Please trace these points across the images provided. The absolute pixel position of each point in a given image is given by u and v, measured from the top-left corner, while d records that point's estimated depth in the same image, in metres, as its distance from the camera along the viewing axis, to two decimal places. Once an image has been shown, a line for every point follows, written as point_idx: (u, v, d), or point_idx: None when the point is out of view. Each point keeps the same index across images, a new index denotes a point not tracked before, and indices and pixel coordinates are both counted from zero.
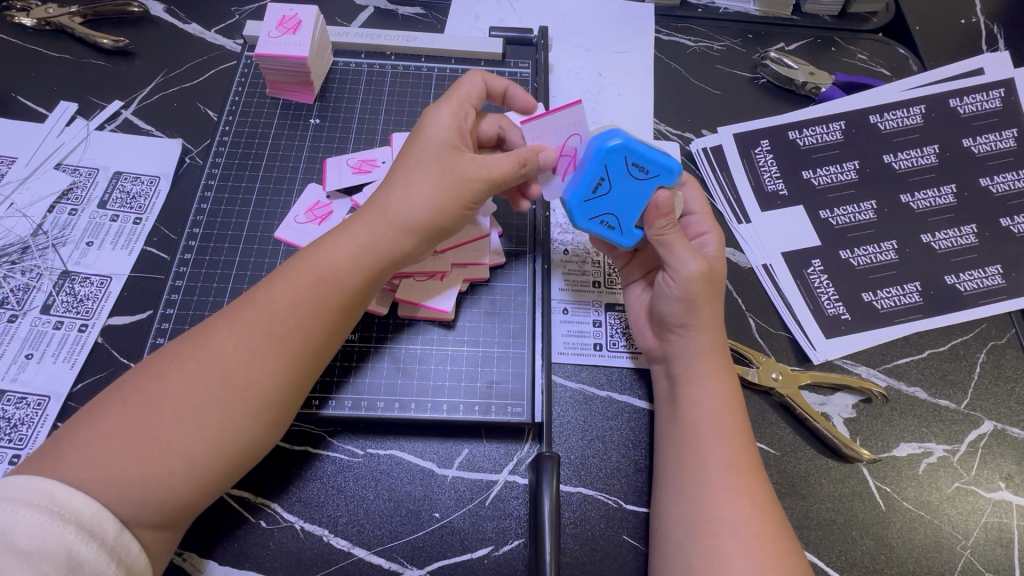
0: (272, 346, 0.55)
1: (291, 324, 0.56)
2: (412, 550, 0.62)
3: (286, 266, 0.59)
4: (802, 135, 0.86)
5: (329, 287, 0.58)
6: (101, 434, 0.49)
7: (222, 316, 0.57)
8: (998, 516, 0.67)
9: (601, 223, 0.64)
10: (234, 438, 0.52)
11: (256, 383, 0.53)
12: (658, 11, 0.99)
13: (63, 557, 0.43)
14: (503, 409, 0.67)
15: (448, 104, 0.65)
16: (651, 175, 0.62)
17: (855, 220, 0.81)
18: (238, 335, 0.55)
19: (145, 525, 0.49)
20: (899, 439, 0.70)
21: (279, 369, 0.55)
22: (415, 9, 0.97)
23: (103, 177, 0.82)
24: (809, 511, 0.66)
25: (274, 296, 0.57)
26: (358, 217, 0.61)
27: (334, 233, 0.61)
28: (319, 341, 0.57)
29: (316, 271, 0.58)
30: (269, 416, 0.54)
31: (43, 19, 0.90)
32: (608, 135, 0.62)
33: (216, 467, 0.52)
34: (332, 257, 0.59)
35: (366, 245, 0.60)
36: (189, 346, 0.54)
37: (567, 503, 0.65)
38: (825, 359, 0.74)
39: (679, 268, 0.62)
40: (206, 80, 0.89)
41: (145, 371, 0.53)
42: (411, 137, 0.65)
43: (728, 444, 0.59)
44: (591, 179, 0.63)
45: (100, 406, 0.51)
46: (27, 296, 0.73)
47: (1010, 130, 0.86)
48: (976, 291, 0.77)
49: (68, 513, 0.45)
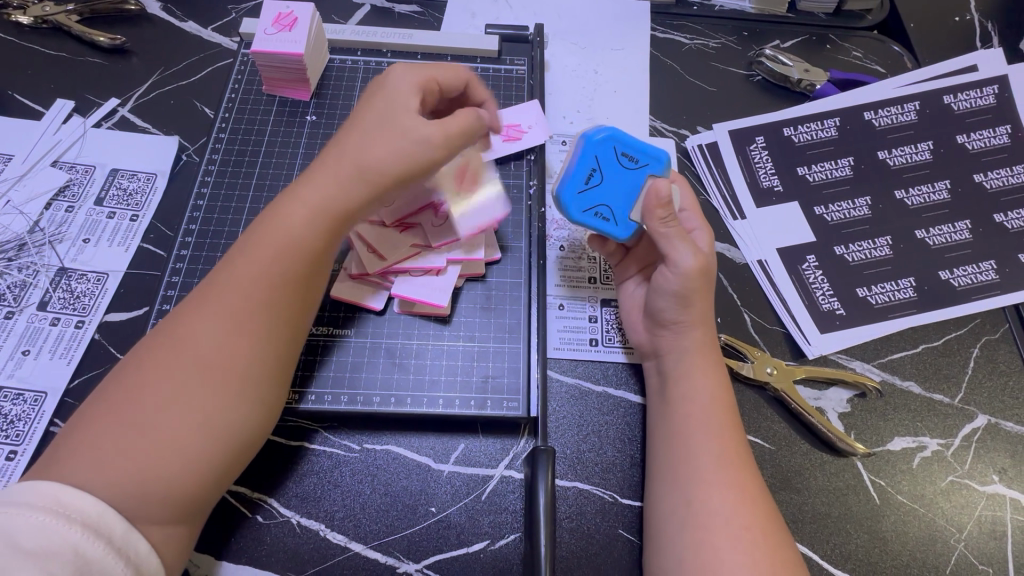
0: (247, 322, 0.55)
1: (263, 304, 0.56)
2: (409, 545, 0.62)
3: (245, 243, 0.59)
4: (797, 131, 0.87)
5: (300, 268, 0.58)
6: (94, 436, 0.49)
7: (193, 300, 0.57)
8: (992, 509, 0.67)
9: (595, 215, 0.68)
10: (225, 419, 0.52)
11: (235, 364, 0.54)
12: (654, 9, 0.99)
13: (71, 556, 0.43)
14: (498, 403, 0.67)
15: (408, 74, 0.65)
16: (641, 164, 0.68)
17: (849, 216, 0.82)
18: (209, 321, 0.54)
19: (154, 522, 0.49)
20: (894, 432, 0.70)
21: (253, 348, 0.55)
22: (412, 6, 0.97)
23: (100, 174, 0.82)
24: (804, 505, 0.66)
25: (239, 278, 0.56)
26: (309, 185, 0.61)
27: (288, 201, 0.60)
28: (291, 318, 0.58)
29: (278, 244, 0.58)
30: (256, 394, 0.55)
31: (40, 17, 0.90)
32: (595, 130, 0.67)
33: (211, 450, 0.52)
34: (294, 226, 0.59)
35: (328, 217, 0.60)
36: (162, 340, 0.54)
37: (563, 497, 0.65)
38: (819, 353, 0.74)
39: (678, 262, 0.64)
40: (203, 78, 0.89)
41: (125, 371, 0.53)
42: (364, 106, 0.65)
43: (719, 438, 0.60)
44: (583, 171, 0.67)
45: (89, 410, 0.51)
46: (23, 293, 0.73)
47: (1004, 126, 0.86)
48: (970, 286, 0.78)
49: (73, 512, 0.45)
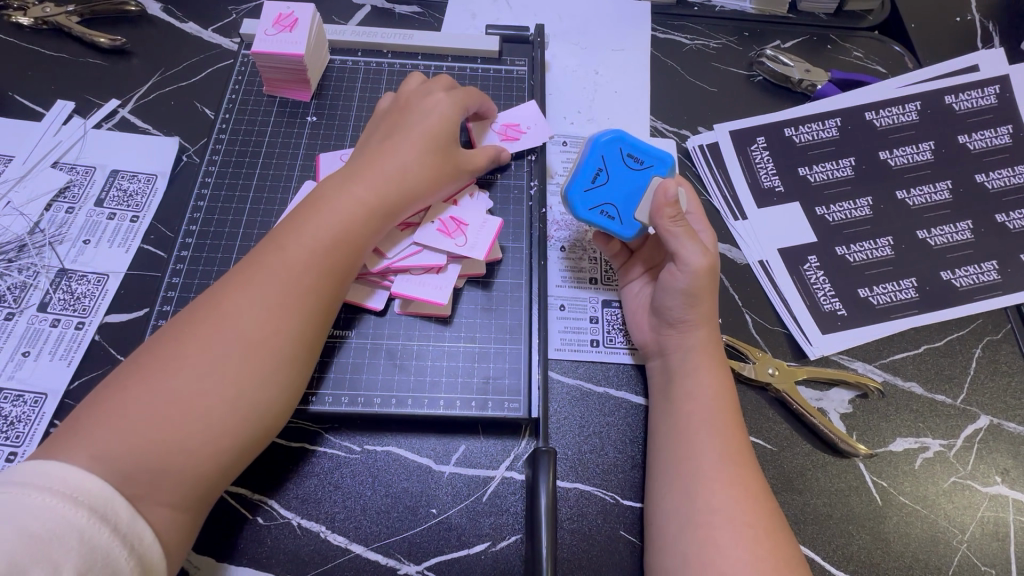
0: (286, 307, 0.57)
1: (303, 287, 0.58)
2: (409, 546, 0.62)
3: (289, 226, 0.61)
4: (798, 131, 0.87)
5: (339, 253, 0.61)
6: (122, 401, 0.50)
7: (232, 278, 0.58)
8: (995, 510, 0.67)
9: (600, 213, 0.68)
10: (253, 401, 0.53)
11: (269, 343, 0.55)
12: (655, 9, 0.99)
13: (77, 540, 0.42)
14: (499, 404, 0.67)
15: (450, 97, 0.73)
16: (647, 166, 0.69)
17: (850, 216, 0.81)
18: (250, 297, 0.56)
19: (160, 503, 0.48)
20: (895, 433, 0.70)
21: (289, 333, 0.56)
22: (412, 7, 0.97)
23: (101, 176, 0.82)
24: (806, 506, 0.66)
25: (284, 256, 0.58)
26: (359, 180, 0.64)
27: (335, 192, 0.63)
28: (326, 303, 0.59)
29: (323, 232, 0.60)
30: (285, 380, 0.56)
31: (40, 18, 0.90)
32: (602, 132, 0.69)
33: (234, 431, 0.52)
34: (341, 216, 0.62)
35: (374, 211, 0.63)
36: (202, 311, 0.56)
37: (564, 499, 0.65)
38: (820, 354, 0.74)
39: (687, 259, 0.64)
40: (204, 79, 0.89)
41: (160, 340, 0.54)
42: (406, 116, 0.70)
43: (723, 436, 0.60)
44: (590, 171, 0.69)
45: (118, 379, 0.52)
46: (24, 294, 0.73)
47: (1005, 126, 0.86)
48: (972, 286, 0.78)
49: (81, 496, 0.44)
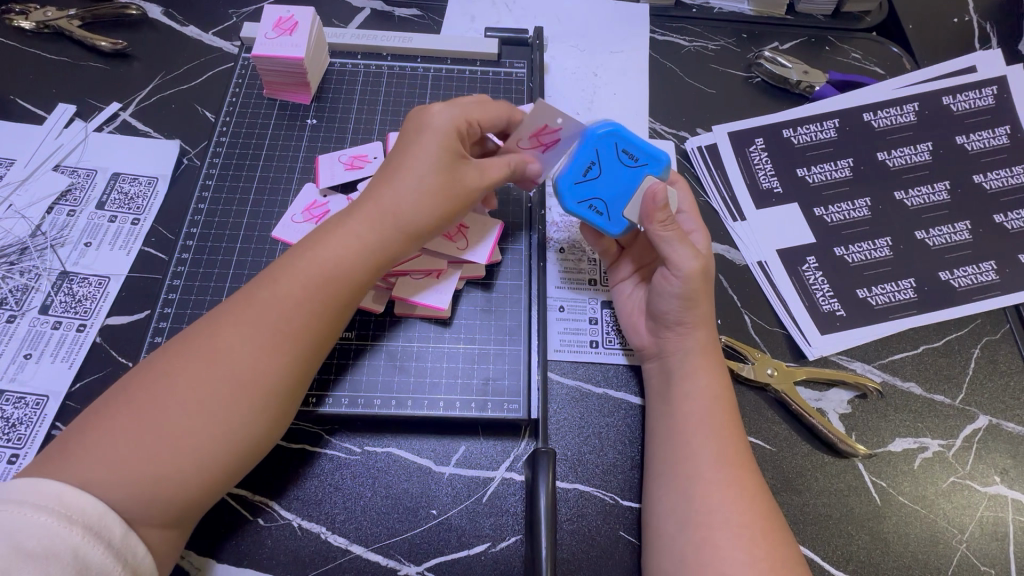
0: (279, 344, 0.56)
1: (296, 322, 0.57)
2: (410, 547, 0.62)
3: (287, 260, 0.60)
4: (797, 132, 0.87)
5: (335, 288, 0.59)
6: (109, 432, 0.50)
7: (228, 310, 0.57)
8: (993, 510, 0.67)
9: (589, 207, 0.69)
10: (242, 434, 0.53)
11: (261, 379, 0.54)
12: (653, 12, 0.99)
13: (71, 558, 0.43)
14: (499, 405, 0.67)
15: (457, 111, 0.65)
16: (639, 163, 0.68)
17: (849, 217, 0.82)
18: (244, 330, 0.55)
19: (151, 523, 0.49)
20: (894, 433, 0.70)
21: (281, 370, 0.55)
22: (412, 10, 0.97)
23: (102, 178, 0.82)
24: (805, 506, 0.66)
25: (278, 290, 0.57)
26: (358, 216, 0.61)
27: (335, 227, 0.61)
28: (320, 336, 0.59)
29: (319, 268, 0.59)
30: (275, 413, 0.55)
31: (42, 22, 0.90)
32: (598, 123, 0.68)
33: (221, 463, 0.52)
34: (338, 256, 0.60)
35: (372, 248, 0.61)
36: (194, 343, 0.55)
37: (563, 499, 0.65)
38: (819, 354, 0.74)
39: (678, 263, 0.64)
40: (205, 81, 0.90)
41: (151, 368, 0.54)
42: (410, 134, 0.65)
43: (720, 439, 0.60)
44: (582, 163, 0.68)
45: (107, 406, 0.52)
46: (25, 296, 0.74)
47: (1003, 127, 0.86)
48: (970, 287, 0.78)
49: (74, 514, 0.45)
